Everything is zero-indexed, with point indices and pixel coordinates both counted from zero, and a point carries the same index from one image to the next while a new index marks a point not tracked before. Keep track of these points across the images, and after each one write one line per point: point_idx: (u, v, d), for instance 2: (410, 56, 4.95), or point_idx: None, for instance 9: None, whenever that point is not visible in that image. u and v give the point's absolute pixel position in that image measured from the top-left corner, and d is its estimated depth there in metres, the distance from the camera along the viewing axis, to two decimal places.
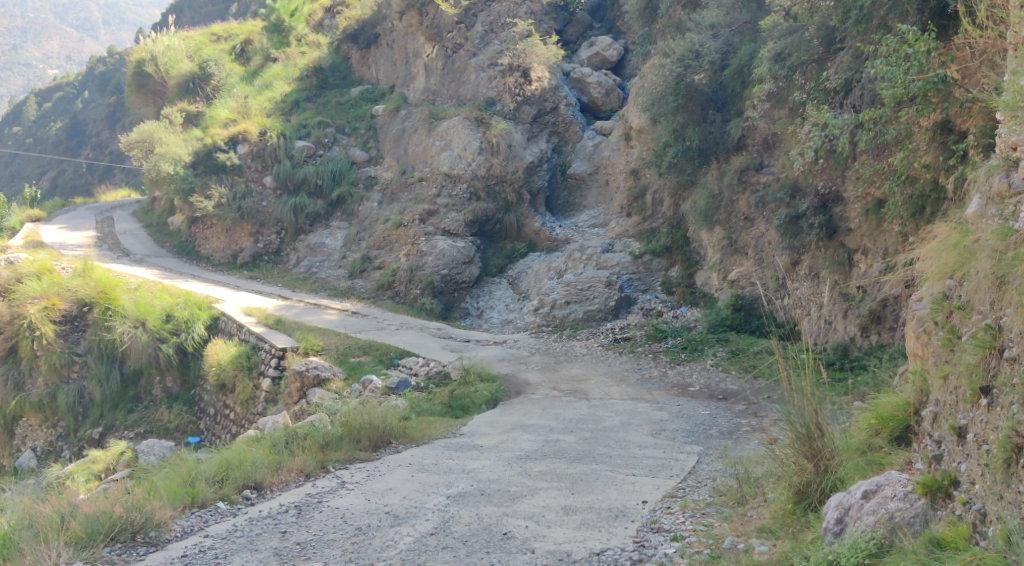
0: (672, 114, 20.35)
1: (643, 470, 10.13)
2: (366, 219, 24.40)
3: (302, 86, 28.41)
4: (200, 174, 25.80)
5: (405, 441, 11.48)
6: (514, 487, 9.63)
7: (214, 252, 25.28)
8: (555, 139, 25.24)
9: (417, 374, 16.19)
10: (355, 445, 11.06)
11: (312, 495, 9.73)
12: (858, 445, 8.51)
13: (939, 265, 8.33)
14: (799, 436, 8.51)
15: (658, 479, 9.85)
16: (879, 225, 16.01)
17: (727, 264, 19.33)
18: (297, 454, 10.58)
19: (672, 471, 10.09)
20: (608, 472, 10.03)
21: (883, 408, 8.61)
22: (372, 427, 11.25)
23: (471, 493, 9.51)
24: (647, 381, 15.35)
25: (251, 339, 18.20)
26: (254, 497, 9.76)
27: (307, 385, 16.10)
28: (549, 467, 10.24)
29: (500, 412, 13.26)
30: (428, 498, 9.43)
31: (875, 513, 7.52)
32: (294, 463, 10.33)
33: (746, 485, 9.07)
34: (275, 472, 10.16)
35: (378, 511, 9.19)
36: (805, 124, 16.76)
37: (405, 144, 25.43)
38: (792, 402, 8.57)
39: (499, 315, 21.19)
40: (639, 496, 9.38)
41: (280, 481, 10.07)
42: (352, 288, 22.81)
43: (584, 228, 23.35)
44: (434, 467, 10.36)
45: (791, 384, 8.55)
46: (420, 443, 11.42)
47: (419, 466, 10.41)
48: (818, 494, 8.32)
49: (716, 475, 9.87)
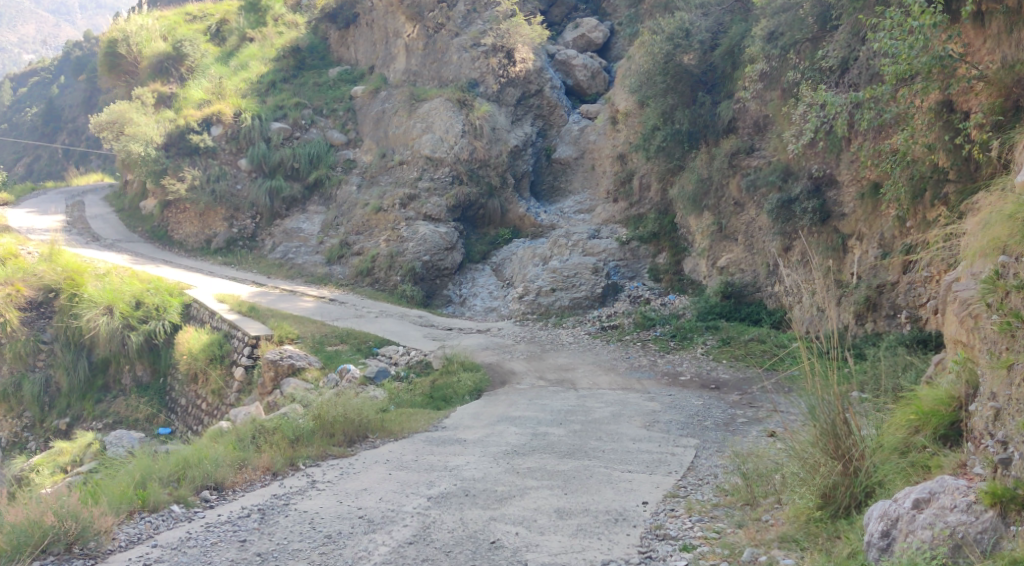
0: (662, 96, 19.70)
1: (639, 465, 9.55)
2: (344, 203, 23.68)
3: (278, 66, 27.56)
4: (172, 157, 24.96)
5: (383, 435, 10.79)
6: (500, 487, 9.01)
7: (187, 237, 24.49)
8: (540, 123, 24.66)
9: (397, 363, 15.55)
10: (329, 439, 10.41)
11: (278, 496, 9.08)
12: (896, 444, 8.03)
13: (992, 240, 7.95)
14: (820, 436, 7.91)
15: (656, 476, 9.26)
16: (875, 209, 15.44)
17: (716, 250, 18.78)
18: (265, 450, 9.93)
19: (670, 466, 9.50)
20: (602, 469, 9.43)
21: (924, 401, 8.16)
22: (347, 420, 10.60)
23: (455, 494, 8.89)
24: (636, 370, 14.79)
25: (224, 327, 17.50)
26: (214, 499, 9.12)
27: (281, 375, 15.45)
28: (539, 463, 9.63)
29: (485, 403, 12.64)
30: (406, 499, 8.81)
31: (931, 526, 6.93)
32: (260, 460, 9.69)
33: (758, 486, 8.49)
34: (238, 471, 9.54)
35: (351, 515, 8.55)
36: (799, 105, 16.16)
37: (385, 126, 24.71)
38: (814, 399, 7.97)
39: (483, 303, 20.55)
40: (638, 496, 8.78)
41: (243, 481, 9.44)
42: (330, 274, 22.12)
43: (569, 214, 22.73)
44: (414, 464, 9.72)
45: (813, 381, 7.95)
46: (400, 438, 10.74)
47: (398, 463, 9.78)
48: (845, 497, 7.75)
49: (716, 472, 9.28)
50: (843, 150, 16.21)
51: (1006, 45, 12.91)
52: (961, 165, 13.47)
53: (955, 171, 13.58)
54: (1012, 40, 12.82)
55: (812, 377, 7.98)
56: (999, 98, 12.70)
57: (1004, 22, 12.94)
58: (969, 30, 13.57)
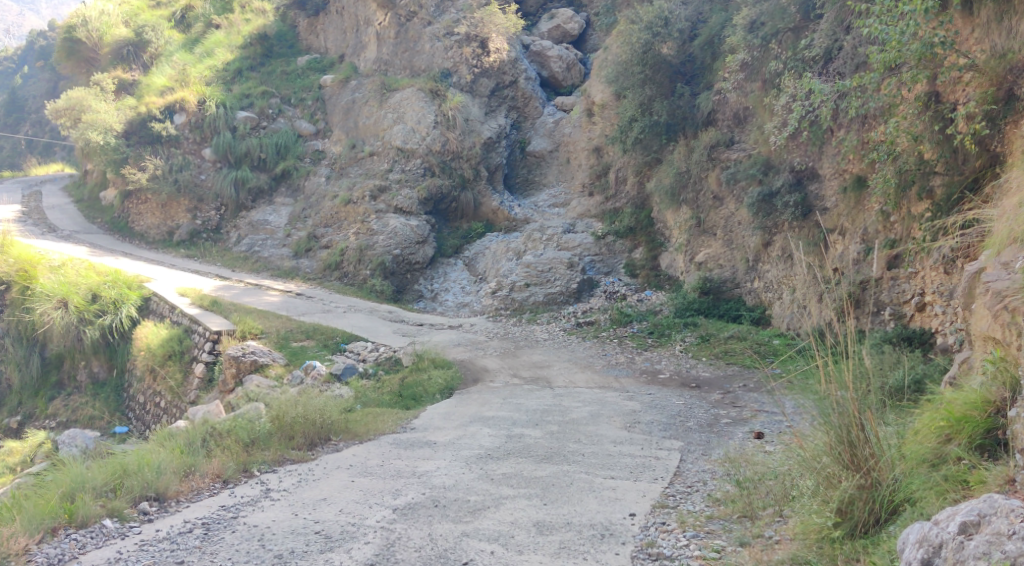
0: (640, 87, 19.12)
1: (621, 470, 9.04)
2: (313, 195, 23.00)
3: (245, 54, 26.71)
4: (133, 145, 24.06)
5: (347, 438, 10.18)
6: (473, 498, 8.42)
7: (149, 229, 23.61)
8: (514, 115, 24.17)
9: (365, 359, 14.93)
10: (288, 442, 9.80)
11: (226, 508, 8.44)
12: (927, 456, 7.40)
13: None
14: (834, 445, 7.41)
15: (641, 483, 8.72)
16: (858, 203, 15.01)
17: (694, 246, 18.31)
18: (215, 456, 9.31)
19: (656, 472, 8.98)
20: (584, 476, 8.87)
21: (956, 406, 7.51)
22: (308, 421, 9.98)
23: (424, 504, 8.30)
24: (613, 368, 14.26)
25: (184, 321, 16.77)
26: (153, 512, 8.46)
27: (243, 372, 14.83)
28: (514, 469, 9.06)
29: (457, 402, 12.04)
30: (369, 512, 8.20)
31: (984, 556, 6.35)
32: (209, 467, 9.08)
33: (758, 498, 8.03)
34: (183, 479, 8.89)
35: (306, 531, 7.94)
36: (782, 96, 15.68)
37: (355, 116, 24.02)
38: (827, 406, 7.47)
39: (455, 298, 19.98)
40: (625, 507, 8.23)
41: (189, 490, 8.80)
42: (297, 268, 21.42)
43: (544, 208, 22.19)
44: (380, 470, 9.11)
45: (823, 387, 7.48)
46: (365, 440, 10.12)
47: (362, 469, 9.17)
48: (863, 513, 7.22)
49: (706, 479, 8.77)
50: (825, 143, 15.79)
51: (995, 34, 12.48)
52: (948, 157, 13.01)
53: (943, 164, 13.13)
54: (1002, 29, 12.39)
55: (823, 382, 7.49)
56: (991, 87, 12.34)
57: (994, 11, 12.50)
58: (958, 17, 13.10)
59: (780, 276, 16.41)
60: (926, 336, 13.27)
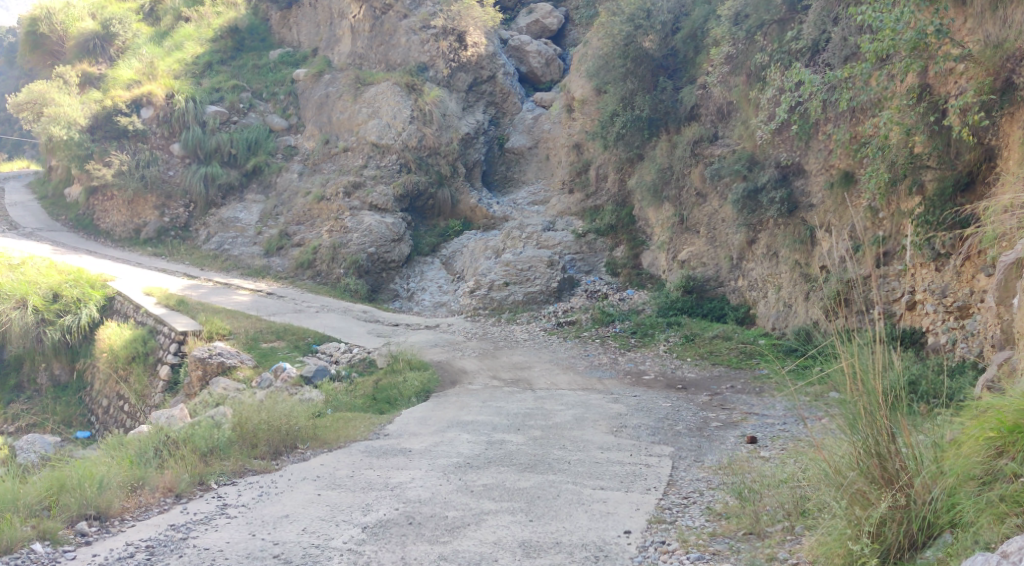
0: (621, 81, 18.64)
1: (612, 479, 8.53)
2: (285, 191, 22.35)
3: (215, 47, 26.02)
4: (98, 140, 23.31)
5: (314, 445, 9.62)
6: (451, 514, 7.87)
7: (115, 226, 22.81)
8: (492, 110, 23.67)
9: (338, 361, 14.36)
10: (250, 451, 9.21)
11: (175, 527, 7.83)
12: (978, 472, 6.71)
13: None
14: (862, 457, 6.90)
15: (633, 494, 8.21)
16: (845, 199, 14.50)
17: (677, 243, 17.86)
18: (167, 467, 8.68)
19: (648, 481, 8.48)
20: (571, 487, 8.35)
21: (1009, 414, 6.76)
22: (272, 428, 9.41)
23: (397, 522, 7.75)
24: (596, 369, 13.76)
25: (149, 321, 16.10)
26: (92, 533, 7.84)
27: (210, 374, 14.23)
28: (495, 480, 8.52)
29: (434, 406, 11.48)
30: (335, 531, 7.64)
31: None
32: (161, 480, 8.46)
33: (765, 515, 7.57)
34: (130, 494, 8.28)
35: (264, 554, 7.36)
36: (768, 89, 15.21)
37: (328, 111, 23.36)
38: (853, 411, 6.94)
39: (432, 298, 19.43)
40: (618, 523, 7.70)
41: (138, 506, 8.20)
42: (269, 266, 20.77)
43: (523, 206, 21.71)
44: (350, 482, 8.54)
45: (848, 393, 6.95)
46: (334, 448, 9.56)
47: (329, 481, 8.59)
48: (898, 536, 6.70)
49: (702, 489, 8.29)
50: (811, 138, 15.32)
51: (990, 24, 11.96)
52: (942, 150, 12.58)
53: (936, 157, 12.68)
54: (997, 18, 11.87)
55: (850, 386, 6.95)
56: (987, 77, 11.83)
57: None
58: (951, 7, 12.60)
59: (766, 274, 15.97)
60: (919, 337, 12.82)
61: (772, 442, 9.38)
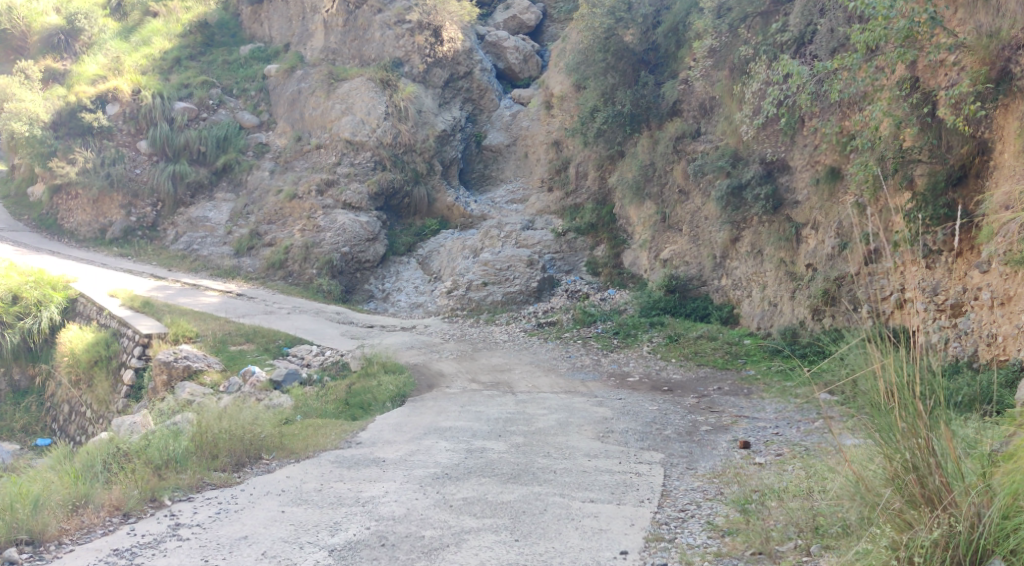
0: (601, 75, 18.20)
1: (601, 490, 8.04)
2: (256, 190, 21.73)
3: (184, 43, 25.35)
4: (62, 137, 22.58)
5: (280, 455, 9.09)
6: (427, 533, 7.33)
7: (79, 226, 22.10)
8: (469, 107, 23.18)
9: (310, 364, 13.83)
10: (209, 462, 8.65)
11: (119, 553, 7.23)
12: None
13: None
14: (898, 473, 6.42)
15: (626, 507, 7.72)
16: (832, 195, 14.07)
17: (660, 242, 17.44)
18: (115, 483, 8.08)
19: (640, 493, 8.00)
20: (558, 500, 7.85)
21: None
22: (234, 437, 8.87)
23: (367, 543, 7.21)
24: (579, 371, 13.28)
25: (113, 324, 15.49)
26: (23, 560, 7.19)
27: (175, 379, 13.64)
28: (476, 493, 8.01)
29: (410, 410, 10.94)
30: (298, 555, 7.09)
31: None
32: (107, 497, 7.87)
33: (775, 533, 7.07)
34: (70, 515, 7.67)
35: None
36: (752, 83, 14.79)
37: (301, 107, 22.76)
38: (887, 420, 6.49)
39: (408, 298, 18.90)
40: (610, 541, 7.19)
41: (80, 527, 7.59)
42: (239, 267, 20.14)
43: (501, 204, 21.22)
44: (317, 497, 8.00)
45: (882, 401, 6.47)
46: (302, 458, 9.01)
47: (295, 496, 8.04)
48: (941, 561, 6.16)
49: (699, 501, 7.82)
50: (797, 132, 14.92)
51: (982, 13, 11.56)
52: (934, 144, 12.12)
53: (928, 151, 12.22)
54: (989, 8, 11.46)
55: (880, 393, 6.53)
56: (983, 67, 11.41)
57: None
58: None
59: (751, 272, 15.56)
60: None
61: (765, 448, 8.96)
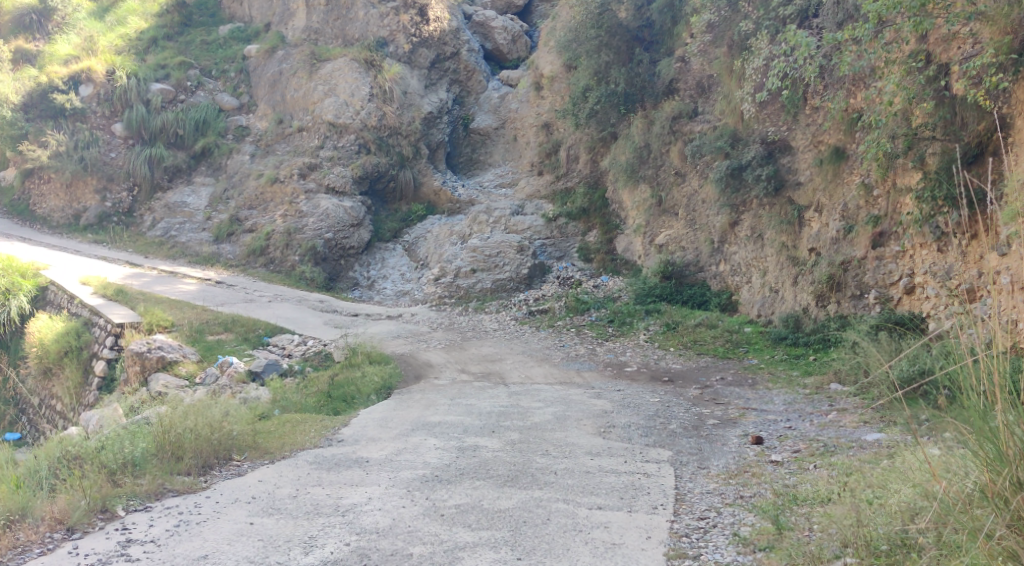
0: (595, 53, 17.50)
1: (608, 495, 7.42)
2: (236, 174, 20.96)
3: (161, 22, 24.46)
4: (33, 119, 21.71)
5: (252, 456, 8.44)
6: (416, 550, 6.68)
7: (52, 212, 21.26)
8: (456, 89, 22.47)
9: (291, 355, 13.14)
10: (172, 465, 7.99)
11: None
12: None
13: None
14: (997, 487, 5.72)
15: (638, 516, 7.09)
16: (837, 176, 13.47)
17: (655, 227, 16.80)
18: (60, 492, 7.39)
19: (652, 497, 7.38)
20: (562, 507, 7.22)
21: None
22: (201, 436, 8.20)
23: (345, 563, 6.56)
24: (574, 361, 12.65)
25: (84, 313, 14.79)
26: None
27: (148, 370, 12.91)
28: (470, 500, 7.36)
29: (396, 404, 10.27)
30: None
31: None
32: (50, 510, 7.18)
33: (817, 551, 6.43)
34: (7, 530, 6.97)
35: None
36: (753, 58, 14.14)
37: (282, 88, 21.97)
38: (984, 424, 5.83)
39: (394, 286, 18.26)
40: (620, 557, 6.56)
41: (16, 545, 6.89)
42: (218, 254, 19.37)
43: (489, 188, 20.55)
44: (291, 505, 7.34)
45: (981, 402, 5.85)
46: (276, 459, 8.36)
47: (267, 504, 7.39)
48: None
49: (718, 508, 7.21)
50: (799, 111, 14.30)
51: None
52: (948, 119, 11.52)
53: (942, 129, 11.61)
54: None
55: (978, 396, 5.91)
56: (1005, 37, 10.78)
57: None
58: None
59: (750, 257, 14.96)
60: (917, 322, 11.79)
61: (780, 444, 8.41)
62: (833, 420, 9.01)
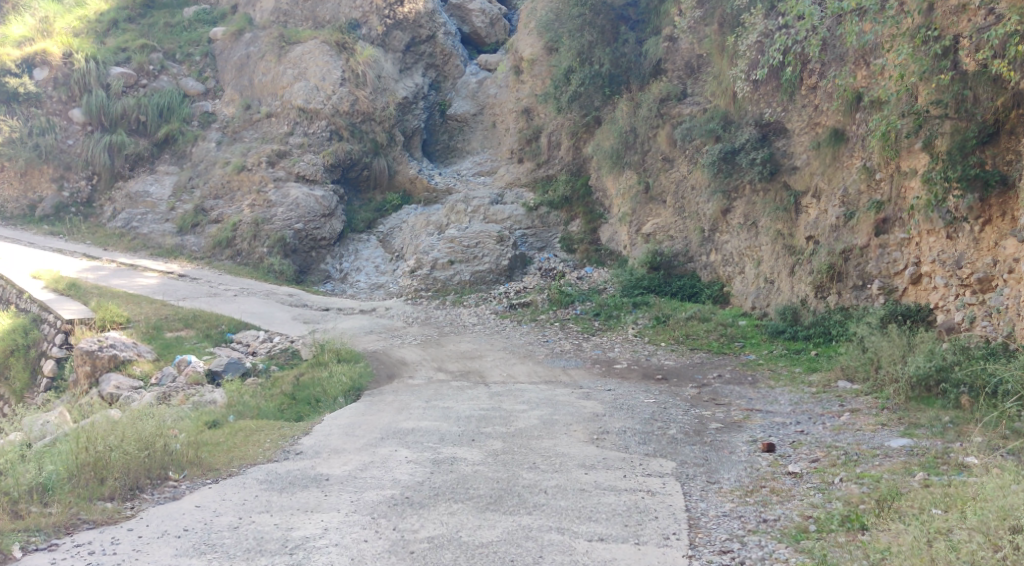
0: (577, 33, 16.63)
1: (610, 522, 6.55)
2: (201, 162, 19.90)
3: (123, 3, 23.49)
4: None
5: (191, 474, 7.55)
6: None
7: (5, 202, 20.14)
8: (432, 73, 21.53)
9: (256, 353, 12.18)
10: (93, 489, 7.10)
11: None
12: None
13: None
14: None
15: (647, 550, 6.23)
16: (836, 159, 12.65)
17: (641, 215, 15.85)
18: None
19: (660, 523, 6.53)
20: (558, 539, 6.35)
21: None
22: (128, 455, 7.31)
23: None
24: (559, 358, 11.77)
25: (33, 309, 13.79)
26: None
27: (100, 370, 11.90)
28: (450, 532, 6.46)
29: (364, 408, 9.36)
30: None
31: None
32: None
33: None
34: None
35: None
36: (747, 34, 13.31)
37: (249, 72, 20.97)
38: None
39: (368, 279, 17.34)
40: None
41: None
42: (182, 246, 18.35)
43: (467, 177, 19.64)
44: (230, 540, 6.44)
45: None
46: (220, 479, 7.46)
47: (203, 541, 6.47)
48: None
49: (741, 537, 6.38)
50: (796, 91, 13.46)
51: None
52: (961, 96, 10.62)
53: (954, 106, 10.72)
54: None
55: None
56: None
57: None
58: None
59: (742, 246, 14.15)
60: (925, 315, 11.01)
61: (794, 452, 7.67)
62: (848, 424, 8.26)
